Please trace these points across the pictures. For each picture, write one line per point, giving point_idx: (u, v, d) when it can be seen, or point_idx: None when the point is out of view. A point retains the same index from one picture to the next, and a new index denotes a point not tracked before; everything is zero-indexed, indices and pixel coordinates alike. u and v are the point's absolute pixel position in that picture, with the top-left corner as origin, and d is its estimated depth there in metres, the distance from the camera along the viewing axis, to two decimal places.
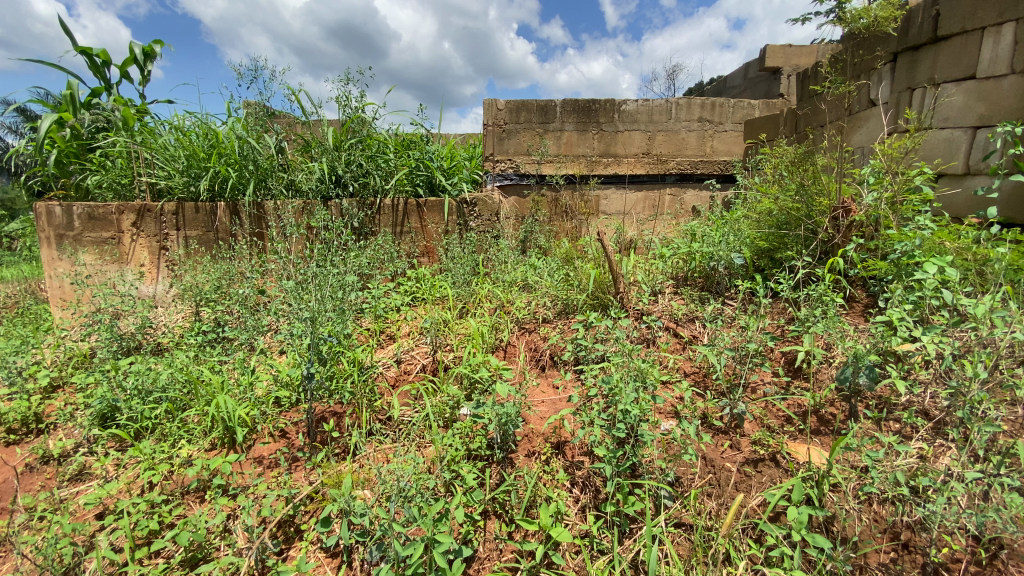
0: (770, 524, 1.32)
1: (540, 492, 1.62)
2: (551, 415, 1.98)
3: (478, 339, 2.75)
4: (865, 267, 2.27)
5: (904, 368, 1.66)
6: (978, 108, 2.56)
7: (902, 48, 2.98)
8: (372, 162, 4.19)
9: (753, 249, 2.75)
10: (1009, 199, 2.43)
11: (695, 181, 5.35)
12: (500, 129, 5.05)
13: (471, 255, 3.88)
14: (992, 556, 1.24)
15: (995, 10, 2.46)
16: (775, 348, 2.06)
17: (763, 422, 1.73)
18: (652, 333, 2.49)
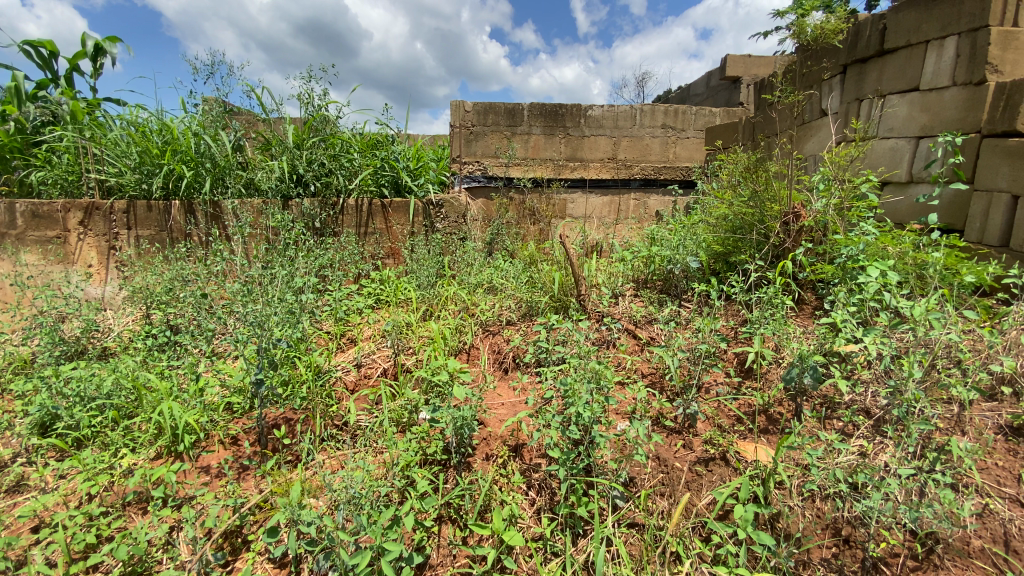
0: (717, 523, 1.34)
1: (495, 495, 1.60)
2: (509, 418, 1.96)
3: (440, 342, 2.72)
4: (814, 271, 2.35)
5: (847, 369, 1.72)
6: (922, 119, 2.67)
7: (851, 60, 3.11)
8: (334, 162, 4.10)
9: (709, 253, 2.80)
10: (948, 207, 2.55)
11: (659, 186, 5.44)
12: (467, 132, 5.04)
13: (436, 257, 3.85)
14: (928, 551, 1.27)
15: (938, 24, 2.55)
16: (729, 349, 2.11)
17: (714, 422, 1.77)
18: (612, 335, 2.52)
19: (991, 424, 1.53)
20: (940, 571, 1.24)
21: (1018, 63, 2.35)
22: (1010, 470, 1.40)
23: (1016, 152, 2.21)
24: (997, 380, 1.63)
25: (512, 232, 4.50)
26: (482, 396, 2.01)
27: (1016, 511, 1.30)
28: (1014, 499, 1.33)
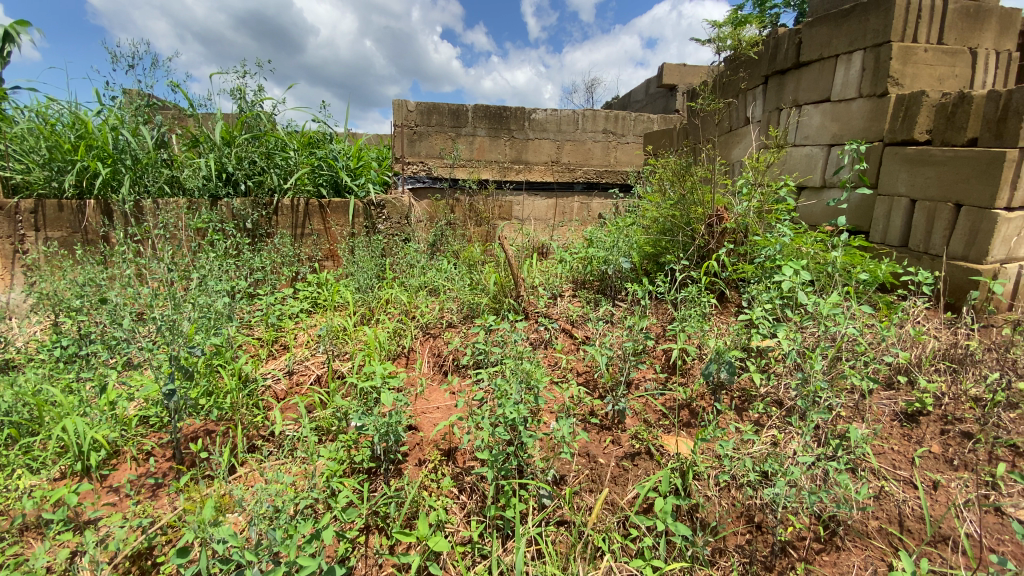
0: (639, 516, 1.37)
1: (423, 501, 1.57)
2: (443, 421, 1.93)
3: (376, 346, 2.65)
4: (735, 271, 2.47)
5: (762, 363, 1.81)
6: (833, 127, 2.86)
7: (772, 72, 3.30)
8: (268, 160, 3.92)
9: (641, 254, 2.89)
10: (855, 210, 2.75)
11: (601, 190, 5.60)
12: (410, 132, 4.95)
13: (377, 259, 3.77)
14: (831, 533, 1.35)
15: (846, 39, 2.73)
16: (658, 347, 2.17)
17: (641, 417, 1.82)
18: (548, 335, 2.54)
19: (888, 411, 1.64)
20: (842, 551, 1.31)
21: (916, 77, 2.55)
22: (903, 454, 1.50)
23: (913, 159, 2.40)
24: (894, 370, 1.76)
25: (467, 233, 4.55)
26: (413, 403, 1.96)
27: (908, 493, 1.39)
28: (907, 481, 1.43)
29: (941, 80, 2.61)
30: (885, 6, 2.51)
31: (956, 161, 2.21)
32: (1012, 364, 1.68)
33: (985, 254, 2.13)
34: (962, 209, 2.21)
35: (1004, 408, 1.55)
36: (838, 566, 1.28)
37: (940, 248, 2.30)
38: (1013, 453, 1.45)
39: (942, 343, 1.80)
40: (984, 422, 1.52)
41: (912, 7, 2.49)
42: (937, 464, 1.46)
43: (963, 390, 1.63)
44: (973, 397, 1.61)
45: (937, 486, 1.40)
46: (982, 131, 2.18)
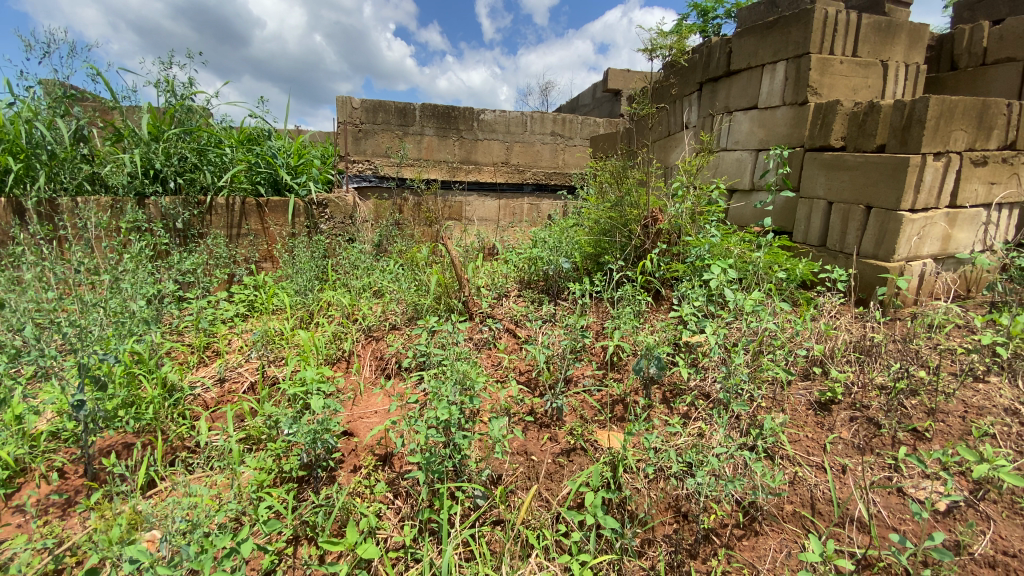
0: (571, 511, 1.39)
1: (354, 509, 1.52)
2: (373, 424, 1.89)
3: (314, 350, 2.56)
4: (669, 270, 2.56)
5: (691, 358, 1.89)
6: (760, 133, 3.01)
7: (706, 79, 3.44)
8: (200, 156, 3.73)
9: (583, 254, 2.95)
10: (780, 211, 2.90)
11: (551, 191, 5.67)
12: (356, 129, 4.85)
13: (318, 260, 3.65)
14: (751, 519, 1.41)
15: (771, 49, 2.88)
16: (596, 344, 2.22)
17: (578, 413, 1.85)
18: (492, 335, 2.54)
19: (804, 400, 1.75)
20: (760, 536, 1.37)
21: (833, 86, 2.72)
22: (816, 440, 1.60)
23: (830, 163, 2.55)
24: (811, 362, 1.87)
25: (412, 232, 4.41)
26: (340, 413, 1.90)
27: (820, 477, 1.47)
28: (819, 466, 1.51)
29: (856, 91, 2.79)
30: (805, 19, 2.66)
31: (866, 166, 2.37)
32: (913, 354, 1.81)
33: (891, 252, 2.30)
34: (872, 210, 2.37)
35: (906, 395, 1.67)
36: (756, 550, 1.34)
37: (854, 246, 2.46)
38: (914, 436, 1.56)
39: (852, 335, 1.93)
40: (888, 409, 1.63)
41: (829, 21, 2.65)
42: (847, 450, 1.55)
43: (871, 379, 1.74)
44: (879, 385, 1.72)
45: (845, 470, 1.49)
46: (889, 138, 2.34)
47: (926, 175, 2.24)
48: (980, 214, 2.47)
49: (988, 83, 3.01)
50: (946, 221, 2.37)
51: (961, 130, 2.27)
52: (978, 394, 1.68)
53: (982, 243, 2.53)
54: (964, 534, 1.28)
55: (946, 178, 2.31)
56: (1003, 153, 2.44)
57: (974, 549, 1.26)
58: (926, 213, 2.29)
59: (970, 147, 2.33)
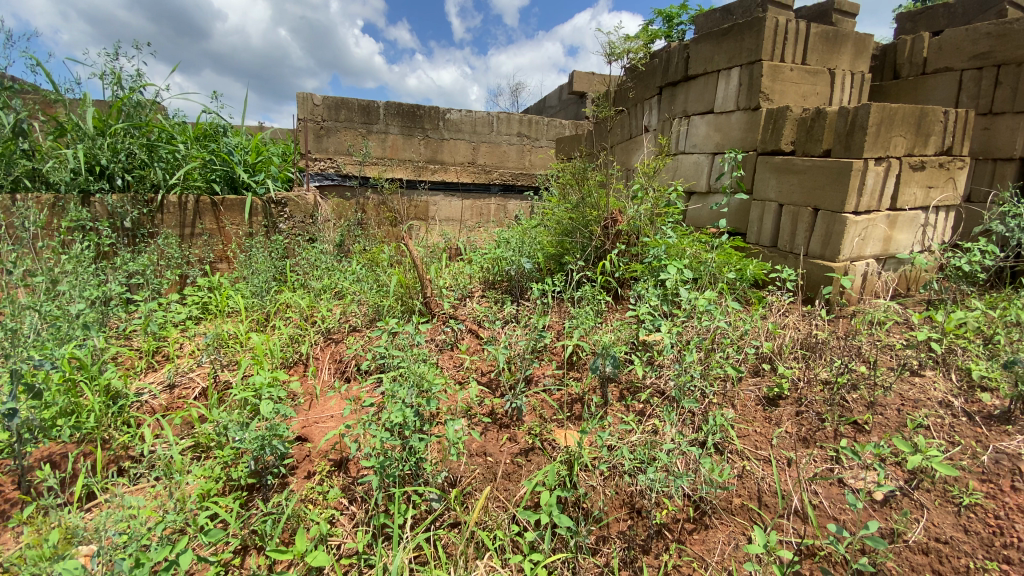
0: (526, 511, 1.40)
1: (305, 516, 1.49)
2: (323, 427, 1.86)
3: (270, 353, 2.49)
4: (628, 271, 2.61)
5: (647, 356, 1.93)
6: (716, 137, 3.09)
7: (665, 83, 3.51)
8: (149, 152, 3.58)
9: (545, 255, 2.97)
10: (735, 213, 2.99)
11: (517, 192, 5.68)
12: (317, 126, 4.76)
13: (276, 261, 3.55)
14: (701, 513, 1.44)
15: (726, 56, 2.96)
16: (557, 344, 2.25)
17: (538, 412, 1.86)
18: (454, 337, 2.51)
19: (753, 396, 1.80)
20: (710, 529, 1.41)
21: (783, 93, 2.81)
22: (764, 434, 1.65)
23: (780, 167, 2.65)
24: (761, 359, 1.94)
25: (372, 232, 4.33)
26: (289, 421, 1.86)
27: (766, 469, 1.52)
28: (765, 459, 1.56)
29: (805, 97, 2.90)
30: (757, 27, 2.74)
31: (814, 170, 2.46)
32: (855, 350, 1.89)
33: (836, 253, 2.40)
34: (820, 213, 2.47)
35: (847, 389, 1.74)
36: (705, 544, 1.37)
37: (802, 247, 2.55)
38: (854, 429, 1.62)
39: (799, 333, 2.00)
40: (831, 403, 1.70)
41: (779, 29, 2.74)
42: (792, 443, 1.61)
43: (815, 374, 1.81)
44: (823, 380, 1.79)
45: (791, 462, 1.54)
46: (834, 143, 2.44)
47: (868, 178, 2.34)
48: (918, 217, 2.60)
49: (928, 92, 3.18)
50: (887, 223, 2.48)
51: (901, 137, 2.39)
52: (915, 387, 1.77)
53: (921, 244, 2.67)
54: (899, 522, 1.34)
55: (886, 182, 2.42)
56: (940, 158, 2.57)
57: (908, 536, 1.32)
58: (868, 215, 2.40)
59: (909, 152, 2.45)
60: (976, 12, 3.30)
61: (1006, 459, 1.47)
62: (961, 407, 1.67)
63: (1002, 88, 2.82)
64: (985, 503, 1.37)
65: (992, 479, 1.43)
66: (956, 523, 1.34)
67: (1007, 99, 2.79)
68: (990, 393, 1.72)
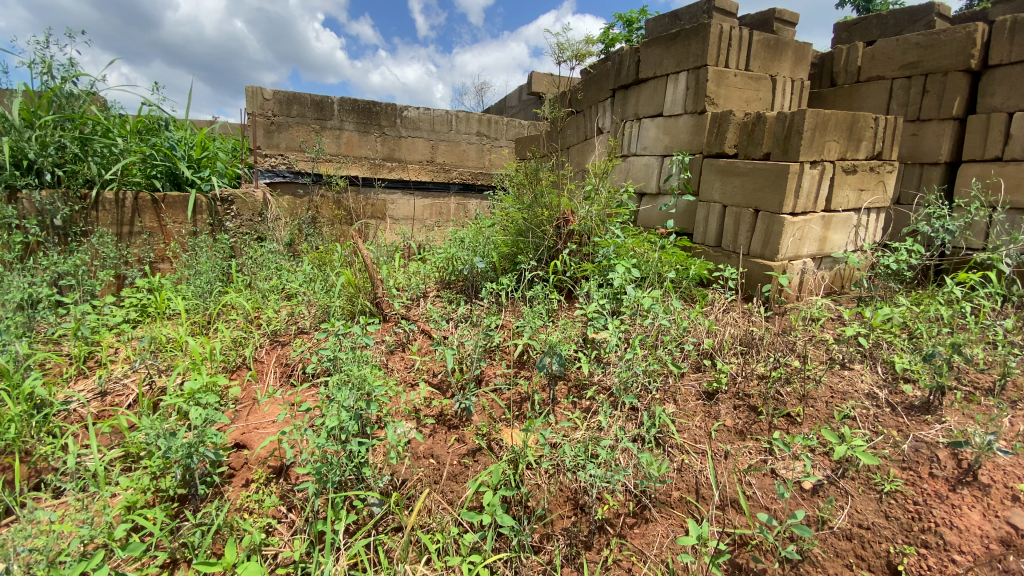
0: (468, 512, 1.39)
1: (239, 525, 1.43)
2: (257, 433, 1.79)
3: (211, 357, 2.39)
4: (579, 270, 2.65)
5: (594, 354, 1.96)
6: (665, 139, 3.17)
7: (618, 86, 3.57)
8: (82, 145, 3.37)
9: (499, 254, 2.96)
10: (682, 214, 3.08)
11: (478, 190, 5.63)
12: (268, 121, 4.60)
13: (221, 261, 3.41)
14: (641, 507, 1.47)
15: (674, 60, 3.03)
16: (508, 344, 2.25)
17: (487, 411, 1.86)
18: (406, 337, 2.44)
19: (694, 391, 1.86)
20: (650, 522, 1.44)
21: (728, 97, 2.90)
22: (704, 428, 1.70)
23: (724, 170, 2.73)
24: (702, 356, 2.00)
25: (323, 229, 4.33)
26: (221, 428, 1.78)
27: (704, 463, 1.57)
28: (703, 452, 1.61)
29: (749, 102, 3.00)
30: (703, 33, 2.82)
31: (755, 172, 2.56)
32: (791, 346, 1.97)
33: (775, 252, 2.50)
34: (760, 213, 2.57)
35: (782, 383, 1.82)
36: (645, 537, 1.40)
37: (744, 247, 2.65)
38: (787, 421, 1.69)
39: (738, 330, 2.08)
40: (767, 397, 1.77)
41: (724, 36, 2.83)
42: (729, 436, 1.66)
43: (752, 369, 1.89)
44: (760, 375, 1.86)
45: (728, 455, 1.59)
46: (773, 146, 2.54)
47: (804, 181, 2.44)
48: (852, 218, 2.73)
49: (861, 99, 3.35)
50: (822, 224, 2.60)
51: (834, 142, 2.51)
52: (843, 379, 1.87)
53: (854, 244, 2.81)
54: (825, 510, 1.41)
55: (821, 185, 2.54)
56: (871, 162, 2.72)
57: (834, 523, 1.38)
58: (804, 216, 2.51)
59: (842, 156, 2.58)
60: (906, 23, 3.49)
61: (924, 446, 1.57)
62: (885, 398, 1.77)
63: (928, 96, 3.01)
64: (905, 490, 1.45)
65: (912, 467, 1.52)
66: (878, 509, 1.41)
67: (933, 107, 2.98)
68: (912, 384, 1.83)
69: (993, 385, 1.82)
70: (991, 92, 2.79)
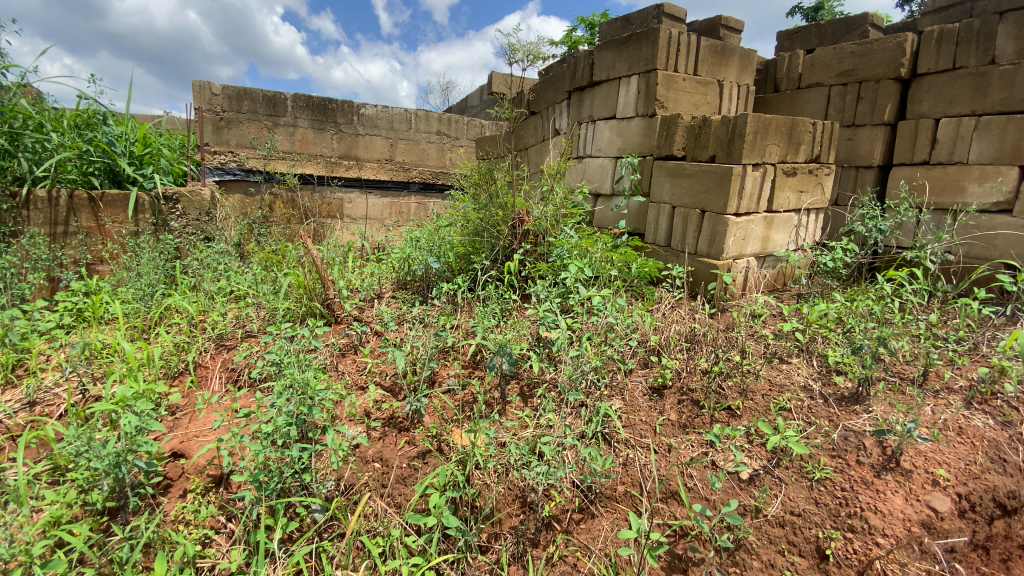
0: (414, 515, 1.38)
1: (171, 538, 1.38)
2: (194, 441, 1.74)
3: (151, 362, 2.28)
4: (533, 270, 2.67)
5: (546, 354, 1.98)
6: (618, 141, 3.23)
7: (573, 88, 3.61)
8: (11, 140, 3.15)
9: (455, 254, 2.95)
10: (634, 215, 3.15)
11: (438, 190, 5.61)
12: (217, 117, 4.43)
13: (164, 263, 3.25)
14: (587, 503, 1.51)
15: (625, 64, 3.09)
16: (463, 344, 2.24)
17: (438, 412, 1.85)
18: (357, 339, 2.38)
19: (642, 386, 1.91)
20: (595, 517, 1.47)
21: (677, 101, 2.98)
22: (650, 423, 1.75)
23: (673, 172, 2.81)
24: (650, 353, 2.05)
25: (274, 229, 4.15)
26: (156, 437, 1.73)
27: (648, 456, 1.61)
28: (648, 446, 1.66)
29: (697, 106, 3.10)
30: (653, 37, 2.88)
31: (701, 174, 2.64)
32: (734, 341, 2.05)
33: (720, 251, 2.59)
34: (706, 214, 2.65)
35: (723, 377, 1.88)
36: (591, 532, 1.43)
37: (692, 247, 2.73)
38: (728, 414, 1.75)
39: (684, 327, 2.14)
40: (709, 391, 1.83)
41: (673, 41, 2.90)
42: (673, 429, 1.72)
43: (696, 364, 1.95)
44: (703, 370, 1.93)
45: (672, 448, 1.64)
46: (718, 149, 2.62)
47: (747, 183, 2.54)
48: (792, 219, 2.86)
49: (802, 105, 3.50)
50: (764, 224, 2.71)
51: (775, 145, 2.61)
52: (781, 373, 1.95)
53: (795, 243, 2.94)
54: (760, 499, 1.47)
55: (763, 187, 2.64)
56: (810, 165, 2.85)
57: (768, 511, 1.45)
58: (747, 216, 2.61)
59: (782, 159, 2.69)
60: (843, 33, 3.67)
61: (852, 435, 1.65)
62: (819, 390, 1.86)
63: (862, 103, 3.17)
64: (834, 477, 1.53)
65: (841, 454, 1.60)
66: (809, 496, 1.48)
67: (867, 113, 3.14)
68: (844, 376, 1.93)
69: (917, 375, 1.94)
70: (919, 99, 2.97)
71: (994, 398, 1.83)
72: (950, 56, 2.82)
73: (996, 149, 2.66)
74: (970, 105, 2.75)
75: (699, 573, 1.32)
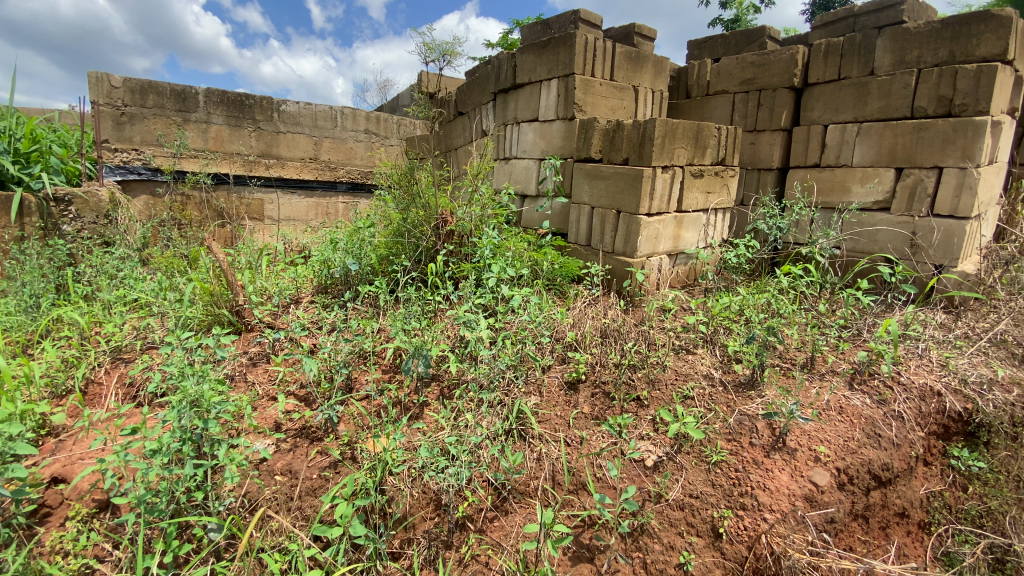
0: (320, 526, 1.35)
1: (46, 570, 1.28)
2: (76, 464, 1.61)
3: (30, 380, 2.07)
4: (457, 270, 2.68)
5: (464, 354, 1.98)
6: (541, 143, 3.29)
7: (498, 89, 3.64)
8: None
9: (377, 255, 2.88)
10: (557, 215, 3.22)
11: (367, 189, 5.47)
12: (117, 112, 4.07)
13: (52, 269, 2.96)
14: (501, 500, 1.53)
15: (545, 67, 3.15)
16: (383, 347, 2.21)
17: (353, 418, 1.81)
18: (270, 347, 2.28)
19: (558, 381, 1.96)
20: (508, 514, 1.50)
21: (595, 105, 3.07)
22: (563, 417, 1.80)
23: (591, 173, 2.90)
24: (567, 349, 2.11)
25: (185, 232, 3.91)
26: (31, 463, 1.59)
27: (560, 450, 1.66)
28: (561, 440, 1.71)
29: (613, 110, 3.21)
30: (569, 42, 2.95)
31: (616, 176, 2.74)
32: (644, 336, 2.14)
33: (634, 250, 2.70)
34: (621, 214, 2.76)
35: (633, 370, 1.97)
36: (503, 529, 1.46)
37: (609, 246, 2.83)
38: (636, 404, 1.84)
39: (599, 324, 2.21)
40: (619, 383, 1.91)
41: (589, 46, 2.98)
42: (585, 422, 1.78)
43: (608, 359, 2.02)
44: (615, 363, 2.00)
45: (583, 440, 1.70)
46: (631, 152, 2.73)
47: (657, 184, 2.67)
48: (701, 218, 3.03)
49: (711, 110, 3.72)
50: (674, 224, 2.85)
51: (683, 148, 2.75)
52: (686, 363, 2.07)
53: (704, 241, 3.11)
54: (661, 485, 1.56)
55: (672, 188, 2.78)
56: (716, 167, 3.02)
57: (668, 496, 1.54)
58: (658, 216, 2.74)
59: (690, 161, 2.84)
60: (745, 43, 3.92)
61: (746, 419, 1.77)
62: (719, 377, 1.99)
63: (763, 110, 3.40)
64: (729, 459, 1.63)
65: (736, 438, 1.71)
66: (706, 478, 1.58)
67: (767, 119, 3.38)
68: (742, 364, 2.06)
69: (805, 360, 2.11)
70: (811, 107, 3.22)
71: (871, 378, 2.02)
72: (836, 67, 3.09)
73: (875, 152, 2.93)
74: (853, 113, 3.03)
75: (603, 560, 1.40)
